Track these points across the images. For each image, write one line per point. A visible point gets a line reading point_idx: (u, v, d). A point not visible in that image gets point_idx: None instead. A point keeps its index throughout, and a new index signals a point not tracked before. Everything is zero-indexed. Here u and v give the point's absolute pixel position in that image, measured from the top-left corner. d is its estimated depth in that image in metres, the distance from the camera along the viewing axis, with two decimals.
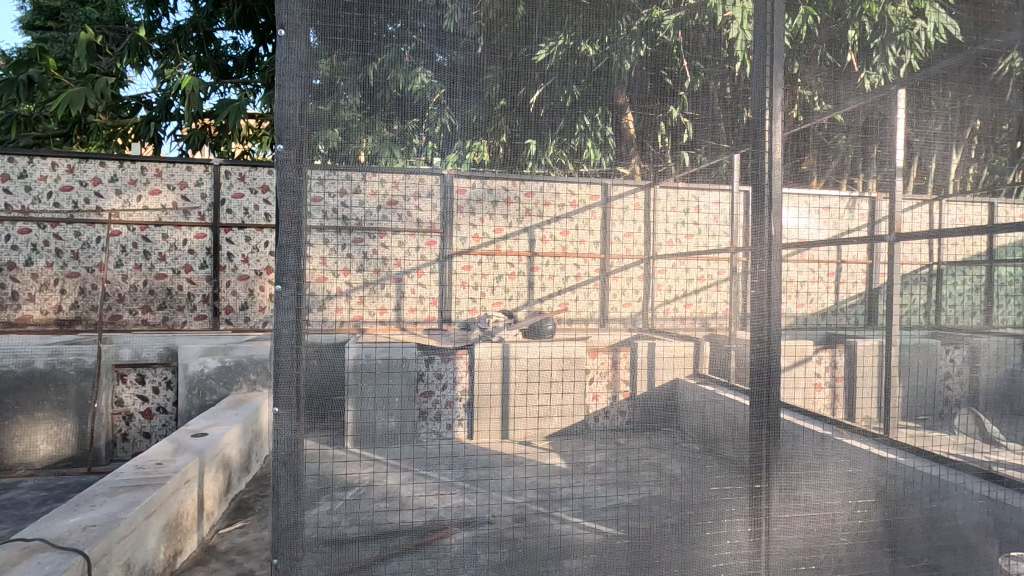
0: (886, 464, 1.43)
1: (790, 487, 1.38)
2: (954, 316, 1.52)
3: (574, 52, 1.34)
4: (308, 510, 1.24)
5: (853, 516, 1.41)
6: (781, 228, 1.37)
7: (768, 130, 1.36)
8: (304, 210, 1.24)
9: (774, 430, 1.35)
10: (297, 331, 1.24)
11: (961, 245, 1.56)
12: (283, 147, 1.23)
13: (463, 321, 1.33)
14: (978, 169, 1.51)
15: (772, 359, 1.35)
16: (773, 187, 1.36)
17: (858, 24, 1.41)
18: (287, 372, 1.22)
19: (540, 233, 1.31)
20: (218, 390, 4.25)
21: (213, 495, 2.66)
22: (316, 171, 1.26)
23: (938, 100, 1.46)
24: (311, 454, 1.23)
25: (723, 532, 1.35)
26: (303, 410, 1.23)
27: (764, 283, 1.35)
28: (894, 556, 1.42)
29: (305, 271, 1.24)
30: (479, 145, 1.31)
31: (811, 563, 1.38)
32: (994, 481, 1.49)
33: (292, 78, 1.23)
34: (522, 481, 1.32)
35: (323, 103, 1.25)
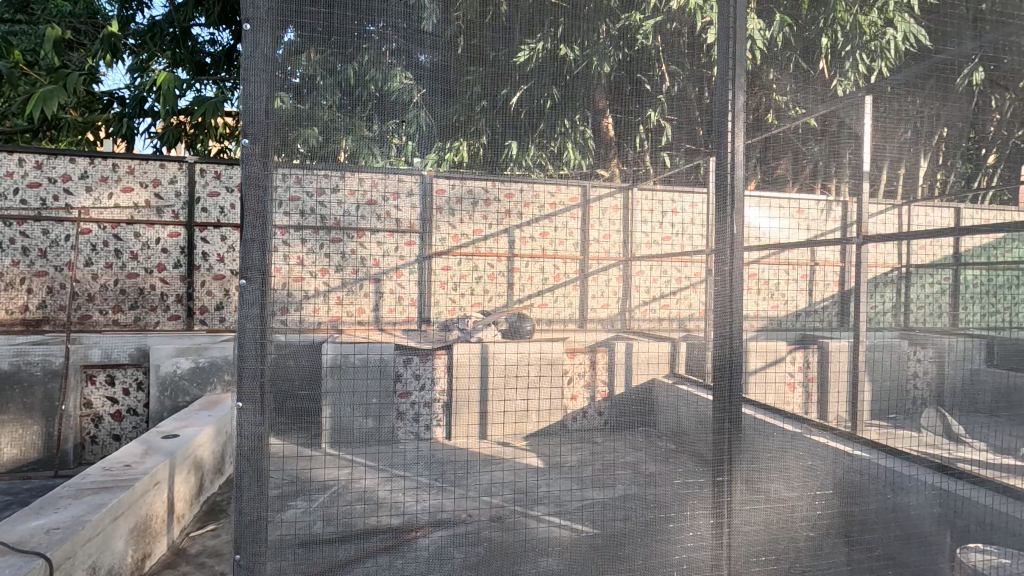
0: (848, 460, 1.47)
1: (754, 480, 1.40)
2: (922, 317, 1.56)
3: (554, 55, 1.35)
4: (275, 510, 1.22)
5: (811, 507, 1.44)
6: (744, 228, 1.38)
7: (732, 133, 1.36)
8: (271, 207, 1.23)
9: (736, 423, 1.35)
10: (262, 328, 1.22)
11: (929, 249, 1.61)
12: (248, 142, 1.21)
13: (443, 321, 1.32)
14: (945, 176, 1.55)
15: (733, 355, 1.36)
16: (737, 187, 1.36)
17: (831, 32, 1.45)
18: (256, 370, 1.21)
19: (519, 234, 1.33)
20: (192, 391, 4.20)
21: (183, 497, 2.60)
22: (284, 168, 1.25)
23: (907, 107, 1.51)
24: (275, 450, 1.22)
25: (686, 524, 1.37)
26: (268, 408, 1.21)
27: (727, 282, 1.36)
28: (850, 546, 1.45)
29: (271, 268, 1.24)
30: (458, 145, 1.31)
31: (771, 554, 1.41)
32: (951, 474, 1.54)
33: (267, 74, 1.22)
34: (499, 482, 1.32)
35: (301, 102, 1.24)
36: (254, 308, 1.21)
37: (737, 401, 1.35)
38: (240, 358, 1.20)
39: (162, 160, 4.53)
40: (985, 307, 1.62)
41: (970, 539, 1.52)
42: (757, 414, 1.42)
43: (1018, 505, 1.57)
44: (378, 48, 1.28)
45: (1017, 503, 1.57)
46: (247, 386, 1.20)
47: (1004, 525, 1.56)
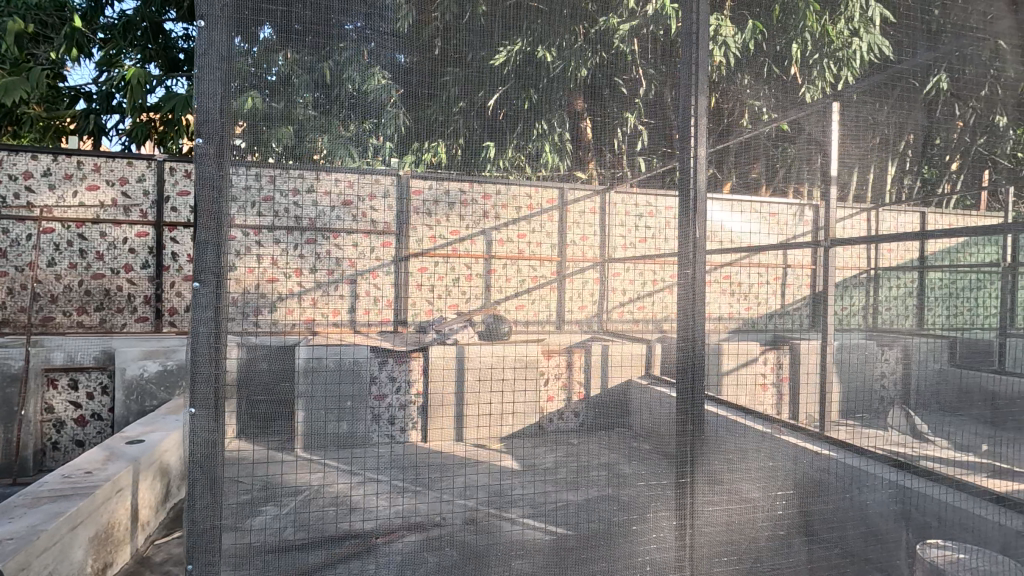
0: (802, 458, 1.50)
1: (716, 481, 1.40)
2: (889, 319, 1.63)
3: (530, 58, 1.35)
4: (230, 517, 1.19)
5: (772, 507, 1.46)
6: (706, 232, 1.38)
7: (694, 137, 1.37)
8: (227, 207, 1.20)
9: (698, 424, 1.36)
10: (215, 331, 1.19)
11: (897, 252, 1.68)
12: (202, 141, 1.18)
13: (418, 323, 1.32)
14: (913, 181, 1.58)
15: (696, 356, 1.37)
16: (700, 190, 1.37)
17: (802, 40, 1.48)
18: (210, 375, 1.18)
19: (496, 236, 1.32)
20: (159, 394, 4.13)
21: (149, 504, 2.54)
22: (238, 169, 1.21)
23: (875, 114, 1.57)
24: (230, 456, 1.19)
25: (650, 527, 1.37)
26: (224, 414, 1.19)
27: (690, 285, 1.36)
28: (809, 544, 1.48)
29: (227, 270, 1.21)
30: (436, 146, 1.30)
31: (732, 554, 1.41)
32: (908, 471, 1.59)
33: (242, 71, 1.20)
34: (473, 484, 1.33)
35: (274, 100, 1.22)
36: (228, 306, 1.21)
37: (699, 399, 1.36)
38: (193, 362, 1.17)
39: (129, 159, 4.42)
40: (953, 308, 1.65)
41: (929, 536, 1.58)
42: (720, 416, 1.44)
43: (977, 503, 1.62)
44: (356, 47, 1.26)
45: (974, 500, 1.62)
46: (207, 389, 1.18)
47: (965, 523, 1.60)
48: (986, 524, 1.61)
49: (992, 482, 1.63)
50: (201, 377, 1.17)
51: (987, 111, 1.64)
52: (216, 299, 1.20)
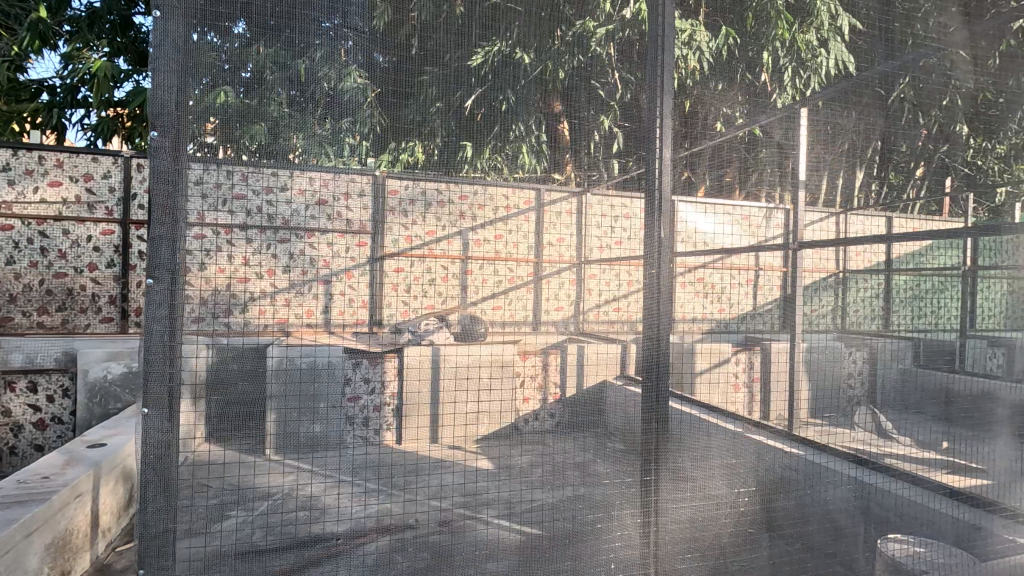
0: (763, 455, 1.53)
1: (680, 477, 1.42)
2: (858, 320, 1.64)
3: (508, 59, 1.35)
4: (187, 521, 1.16)
5: (735, 504, 1.47)
6: (671, 232, 1.41)
7: (658, 140, 1.40)
8: (183, 203, 1.17)
9: (662, 422, 1.39)
10: (172, 328, 1.15)
11: (864, 256, 1.71)
12: (157, 134, 1.14)
13: (395, 325, 1.29)
14: (880, 186, 1.65)
15: (659, 354, 1.40)
16: (664, 192, 1.40)
17: (772, 49, 1.51)
18: (164, 374, 1.14)
19: (472, 237, 1.32)
20: (122, 397, 4.01)
21: (110, 509, 2.46)
22: (194, 163, 1.18)
23: (844, 120, 1.60)
24: (185, 458, 1.16)
25: (614, 525, 1.38)
26: (178, 414, 1.15)
27: (655, 285, 1.40)
28: (772, 539, 1.50)
29: (184, 262, 1.17)
30: (414, 146, 1.29)
31: (697, 551, 1.43)
32: (869, 468, 1.62)
33: (210, 65, 1.17)
34: (448, 486, 1.30)
35: (249, 97, 1.19)
36: (199, 303, 1.19)
37: (662, 396, 1.39)
38: (147, 361, 1.12)
39: (93, 154, 4.31)
40: (920, 308, 1.68)
41: (890, 531, 1.62)
42: (684, 412, 1.44)
43: (935, 497, 1.67)
44: (332, 43, 1.24)
45: (932, 496, 1.67)
46: (161, 389, 1.14)
47: (923, 517, 1.65)
48: (940, 517, 1.69)
49: (951, 476, 1.69)
50: (154, 377, 1.13)
51: (949, 119, 1.70)
52: (188, 297, 1.18)
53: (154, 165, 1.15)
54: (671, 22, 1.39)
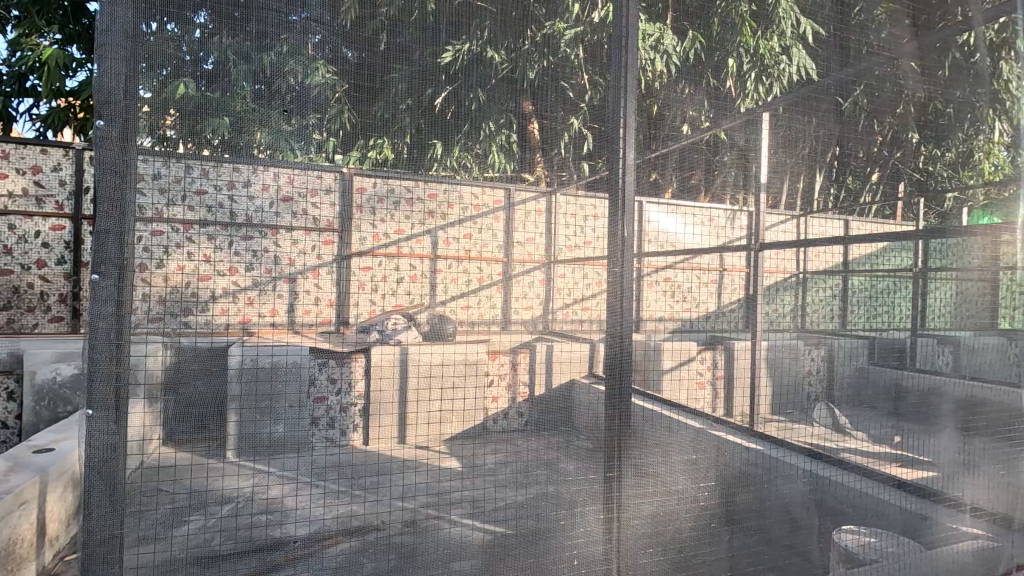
0: (723, 450, 1.56)
1: (642, 473, 1.45)
2: (817, 320, 1.70)
3: (478, 58, 1.35)
4: (139, 527, 1.12)
5: (696, 497, 1.51)
6: (634, 233, 1.43)
7: (622, 140, 1.42)
8: (131, 197, 1.12)
9: (624, 419, 1.42)
10: (118, 325, 1.11)
11: (822, 257, 1.75)
12: (103, 123, 1.09)
13: (362, 324, 1.27)
14: (837, 191, 1.70)
15: (624, 353, 1.42)
16: (627, 191, 1.42)
17: (738, 54, 1.55)
18: (111, 373, 1.10)
19: (442, 236, 1.31)
20: (73, 400, 3.84)
21: (59, 517, 2.35)
22: (145, 154, 1.14)
23: (804, 127, 1.65)
24: (134, 460, 1.11)
25: (577, 521, 1.39)
26: (126, 414, 1.10)
27: (618, 282, 1.41)
28: (731, 531, 1.55)
29: (130, 259, 1.12)
30: (382, 143, 1.27)
31: (658, 544, 1.46)
32: (822, 460, 1.68)
33: (172, 56, 1.14)
34: (412, 486, 1.30)
35: (211, 89, 1.16)
36: (157, 303, 1.14)
37: (626, 391, 1.42)
38: (91, 359, 1.08)
39: (41, 145, 4.09)
40: (874, 309, 1.76)
41: (844, 522, 1.67)
42: (647, 408, 1.45)
43: (888, 490, 1.73)
44: (300, 37, 1.22)
45: (883, 487, 1.74)
46: (106, 389, 1.09)
47: (875, 508, 1.72)
48: (892, 508, 1.74)
49: (900, 469, 1.74)
50: (98, 376, 1.08)
51: (901, 127, 1.77)
52: (144, 295, 1.13)
53: (98, 156, 1.10)
54: (634, 24, 1.42)
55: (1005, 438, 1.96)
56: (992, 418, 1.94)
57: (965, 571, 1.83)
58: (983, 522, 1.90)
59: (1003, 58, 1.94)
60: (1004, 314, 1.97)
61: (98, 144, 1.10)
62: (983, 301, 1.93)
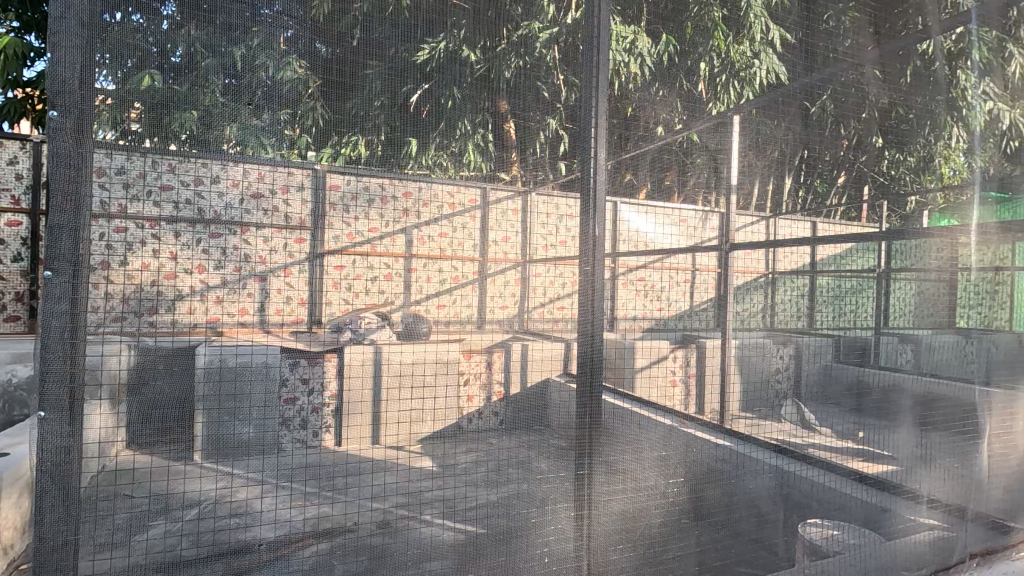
0: (692, 447, 1.58)
1: (613, 471, 1.45)
2: (785, 319, 1.74)
3: (454, 56, 1.34)
4: (100, 531, 1.08)
5: (665, 494, 1.52)
6: (605, 232, 1.45)
7: (592, 144, 1.43)
8: (86, 190, 1.08)
9: (595, 417, 1.41)
10: (72, 325, 1.06)
11: (790, 257, 1.80)
12: (58, 114, 1.06)
13: (334, 323, 1.27)
14: (806, 193, 1.75)
15: (596, 353, 1.42)
16: (599, 189, 1.43)
17: (709, 58, 1.58)
18: (65, 373, 1.05)
19: (416, 234, 1.30)
20: (31, 403, 3.65)
21: (13, 525, 2.26)
22: (101, 146, 1.09)
23: (773, 130, 1.68)
24: (90, 464, 1.06)
25: (547, 518, 1.39)
26: (82, 415, 1.07)
27: (589, 280, 1.42)
28: (700, 526, 1.57)
29: (86, 255, 1.08)
30: (355, 140, 1.24)
31: (626, 540, 1.48)
32: (789, 456, 1.72)
33: (139, 48, 1.11)
34: (383, 487, 1.30)
35: (178, 82, 1.13)
36: (120, 301, 1.10)
37: (595, 389, 1.41)
38: (42, 359, 1.03)
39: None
40: (840, 308, 1.82)
41: (810, 515, 1.73)
42: (618, 406, 1.47)
43: (850, 483, 1.80)
44: (271, 31, 1.20)
45: (846, 480, 1.79)
46: (60, 389, 1.05)
47: (839, 501, 1.77)
48: (853, 501, 1.80)
49: (862, 463, 1.82)
50: (51, 376, 1.04)
51: (866, 131, 1.83)
52: (106, 294, 1.08)
53: (52, 148, 1.06)
54: (607, 25, 1.43)
55: (961, 432, 2.04)
56: (949, 413, 2.01)
57: (923, 561, 1.89)
58: (940, 514, 1.98)
59: (960, 68, 2.02)
60: (962, 314, 2.04)
61: (55, 138, 1.06)
62: (943, 301, 2.00)
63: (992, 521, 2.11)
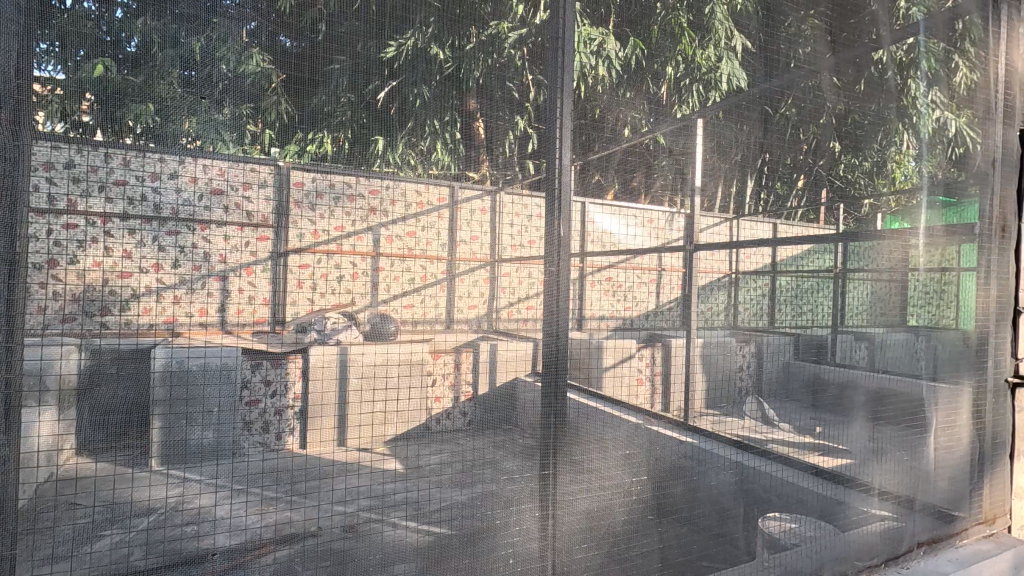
0: (656, 445, 1.61)
1: (577, 471, 1.49)
2: (748, 317, 1.79)
3: (423, 54, 1.31)
4: (44, 544, 1.03)
5: (629, 492, 1.56)
6: (571, 232, 1.49)
7: (558, 141, 1.46)
8: (25, 185, 1.03)
9: (559, 418, 1.46)
10: (10, 328, 1.01)
11: (753, 258, 1.81)
12: None
13: (298, 322, 1.22)
14: (768, 195, 1.80)
15: (561, 350, 1.47)
16: (565, 192, 1.48)
17: (675, 63, 1.61)
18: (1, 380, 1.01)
19: (384, 233, 1.28)
20: None
21: None
22: (41, 141, 1.03)
23: (735, 134, 1.73)
24: (31, 473, 1.02)
25: (513, 520, 1.42)
26: (18, 422, 1.02)
27: (555, 281, 1.46)
28: (661, 522, 1.61)
29: (25, 254, 1.02)
30: (323, 138, 1.21)
31: (591, 540, 1.51)
32: (749, 451, 1.76)
33: (90, 36, 1.05)
34: (353, 490, 1.25)
35: (134, 73, 1.07)
36: (70, 301, 1.04)
37: (560, 387, 1.46)
38: None
39: None
40: (799, 308, 1.88)
41: (769, 510, 1.78)
42: (584, 404, 1.49)
43: (807, 477, 1.86)
44: (233, 23, 1.17)
45: (803, 475, 1.85)
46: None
47: (796, 495, 1.84)
48: (809, 494, 1.86)
49: (823, 458, 1.90)
50: None
51: (825, 137, 1.90)
52: (55, 294, 1.03)
53: None
54: (571, 26, 1.46)
55: (911, 426, 2.13)
56: (900, 407, 2.10)
57: (871, 549, 2.02)
58: (890, 504, 2.07)
59: (911, 77, 2.11)
60: (912, 313, 2.14)
61: None
62: (894, 301, 2.09)
63: (939, 512, 2.24)
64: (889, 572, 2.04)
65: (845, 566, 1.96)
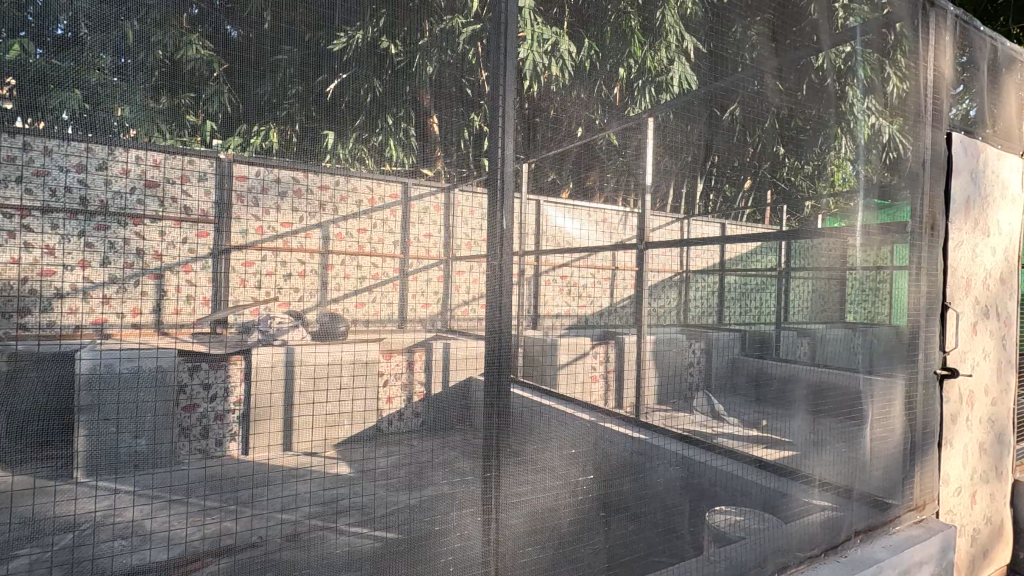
0: (602, 441, 1.60)
1: (518, 473, 1.48)
2: (698, 315, 1.83)
3: (374, 46, 1.27)
4: None
5: (574, 490, 1.56)
6: (512, 224, 1.47)
7: (501, 129, 1.44)
8: None
9: (501, 416, 1.44)
10: None
11: (703, 257, 1.84)
12: None
13: (242, 323, 1.14)
14: (716, 196, 1.84)
15: (504, 347, 1.45)
16: (506, 184, 1.45)
17: (627, 65, 1.62)
18: None
19: (334, 230, 1.21)
20: None
21: None
22: None
23: (683, 136, 1.76)
24: None
25: (453, 529, 1.39)
26: None
27: (496, 276, 1.44)
28: (609, 522, 1.62)
29: None
30: (267, 130, 1.16)
31: (536, 542, 1.52)
32: (697, 445, 1.80)
33: (10, 17, 0.98)
34: (297, 496, 1.20)
35: (59, 57, 0.99)
36: None
37: (502, 386, 1.44)
38: None
39: None
40: (744, 305, 1.94)
41: (717, 503, 1.83)
42: (526, 400, 1.47)
43: (754, 470, 1.92)
44: (173, 8, 1.10)
45: (749, 468, 1.91)
46: None
47: (742, 488, 1.89)
48: (752, 486, 1.93)
49: (766, 451, 1.96)
50: None
51: (769, 140, 1.96)
52: None
53: None
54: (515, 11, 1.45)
55: (850, 418, 2.24)
56: (838, 401, 2.20)
57: (812, 538, 2.11)
58: (829, 494, 2.17)
59: (849, 84, 2.21)
60: (850, 309, 2.25)
61: None
62: (833, 298, 2.18)
63: (872, 499, 2.36)
64: (827, 560, 2.14)
65: (786, 557, 2.04)
